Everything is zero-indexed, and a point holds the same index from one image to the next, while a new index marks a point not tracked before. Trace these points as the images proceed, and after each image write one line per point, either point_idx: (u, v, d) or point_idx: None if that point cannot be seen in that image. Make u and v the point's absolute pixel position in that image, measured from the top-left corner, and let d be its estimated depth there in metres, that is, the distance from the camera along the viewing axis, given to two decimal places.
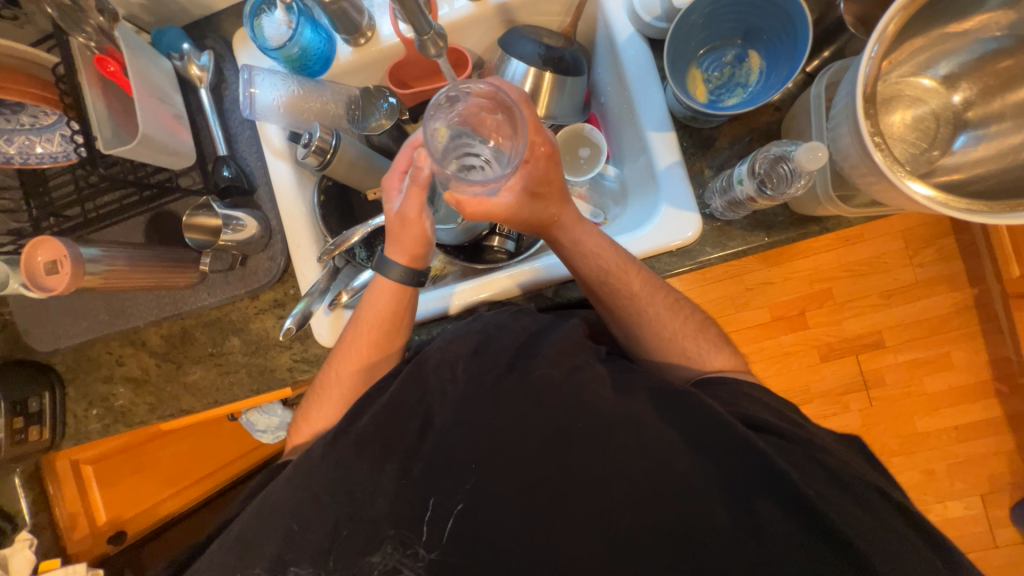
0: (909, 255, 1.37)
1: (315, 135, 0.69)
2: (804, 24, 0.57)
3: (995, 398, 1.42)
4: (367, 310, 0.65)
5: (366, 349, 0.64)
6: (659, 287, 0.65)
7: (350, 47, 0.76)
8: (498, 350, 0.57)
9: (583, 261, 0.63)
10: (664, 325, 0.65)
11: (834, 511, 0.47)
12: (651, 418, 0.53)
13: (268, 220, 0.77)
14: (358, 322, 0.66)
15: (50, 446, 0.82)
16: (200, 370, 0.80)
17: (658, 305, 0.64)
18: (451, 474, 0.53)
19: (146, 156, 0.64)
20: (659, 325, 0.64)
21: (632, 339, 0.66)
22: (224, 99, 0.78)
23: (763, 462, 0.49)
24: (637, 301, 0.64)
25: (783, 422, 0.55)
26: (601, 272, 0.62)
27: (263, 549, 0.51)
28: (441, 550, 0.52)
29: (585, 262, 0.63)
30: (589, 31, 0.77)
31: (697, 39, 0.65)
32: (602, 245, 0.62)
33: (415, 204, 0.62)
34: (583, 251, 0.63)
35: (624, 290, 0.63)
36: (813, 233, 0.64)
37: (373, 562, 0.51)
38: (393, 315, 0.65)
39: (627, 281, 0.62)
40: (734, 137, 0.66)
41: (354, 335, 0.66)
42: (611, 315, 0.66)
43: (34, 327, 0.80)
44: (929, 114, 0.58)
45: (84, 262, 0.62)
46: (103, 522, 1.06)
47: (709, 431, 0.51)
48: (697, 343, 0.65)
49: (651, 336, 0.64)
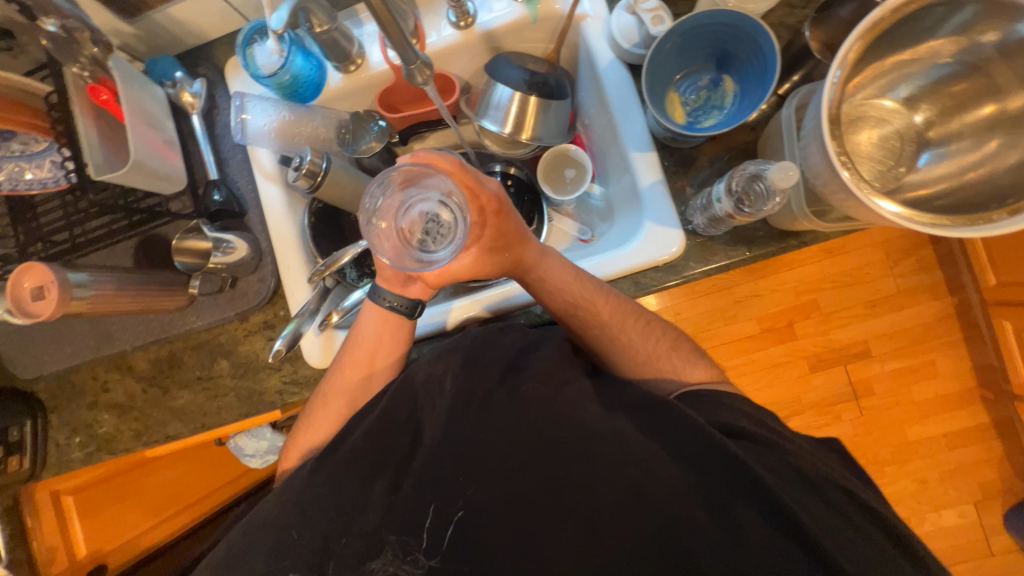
0: (889, 266, 1.41)
1: (306, 159, 0.71)
2: (773, 51, 0.60)
3: (980, 405, 1.44)
4: (358, 339, 0.66)
5: (356, 370, 0.65)
6: (631, 311, 0.66)
7: (340, 74, 0.78)
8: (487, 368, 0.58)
9: (557, 295, 0.64)
10: (648, 344, 0.66)
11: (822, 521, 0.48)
12: (640, 432, 0.54)
13: (259, 242, 0.77)
14: (349, 349, 0.66)
15: (29, 478, 0.79)
16: (188, 394, 0.79)
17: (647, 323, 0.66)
18: (443, 495, 0.53)
19: (137, 181, 0.65)
20: (642, 344, 0.65)
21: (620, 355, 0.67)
22: (215, 124, 0.80)
23: (752, 474, 0.49)
24: (608, 333, 0.65)
25: (769, 434, 0.55)
26: (568, 305, 0.64)
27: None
28: (442, 557, 0.51)
29: (553, 301, 0.64)
30: (572, 57, 0.80)
31: (673, 64, 0.68)
32: (572, 279, 0.63)
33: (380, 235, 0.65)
34: (549, 291, 0.64)
35: (595, 319, 0.64)
36: (791, 247, 0.66)
37: (372, 569, 0.50)
38: (383, 341, 0.66)
39: (598, 315, 0.64)
40: (713, 157, 0.68)
41: (344, 362, 0.65)
42: (584, 340, 0.67)
43: (17, 353, 0.79)
44: (894, 133, 0.61)
45: (72, 287, 0.61)
46: (83, 556, 1.02)
47: (695, 444, 0.52)
48: (684, 357, 0.66)
49: (639, 353, 0.65)
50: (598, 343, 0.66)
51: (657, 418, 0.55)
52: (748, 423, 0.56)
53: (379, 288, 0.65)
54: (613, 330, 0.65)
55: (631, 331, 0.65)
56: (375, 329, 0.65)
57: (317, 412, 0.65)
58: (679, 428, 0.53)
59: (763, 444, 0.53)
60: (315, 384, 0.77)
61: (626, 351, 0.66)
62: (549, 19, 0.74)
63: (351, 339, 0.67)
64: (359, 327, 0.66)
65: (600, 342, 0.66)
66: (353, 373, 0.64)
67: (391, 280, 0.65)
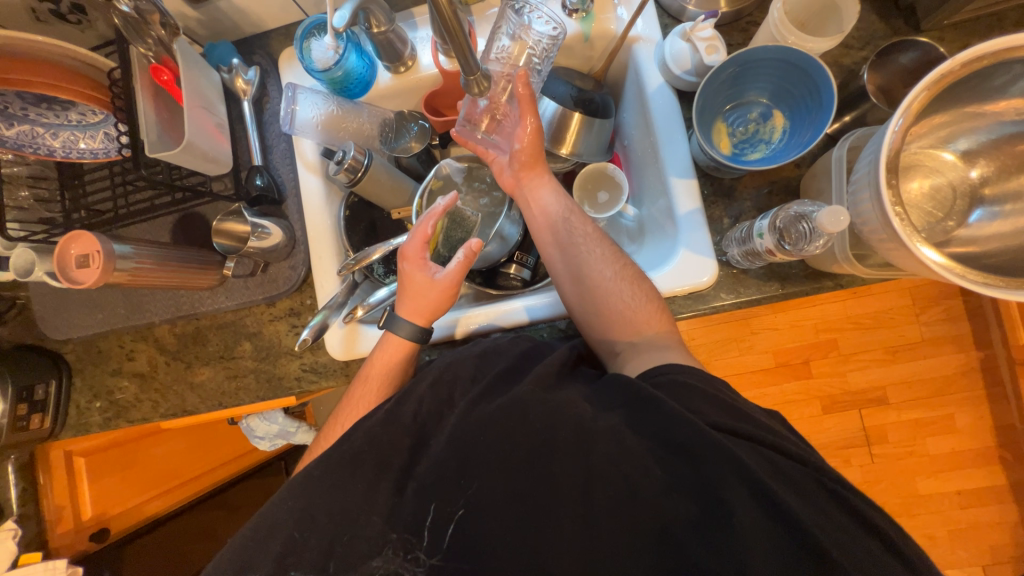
0: (915, 314, 1.40)
1: (349, 154, 0.72)
2: (829, 92, 0.59)
3: (999, 466, 1.39)
4: (371, 366, 0.65)
5: (362, 398, 0.64)
6: (621, 259, 0.66)
7: (390, 74, 0.79)
8: (510, 364, 0.58)
9: (541, 217, 0.71)
10: (609, 276, 0.64)
11: (881, 566, 0.41)
12: (628, 432, 0.49)
13: (293, 230, 0.79)
14: (360, 383, 0.65)
15: (47, 436, 0.82)
16: (208, 372, 0.80)
17: (631, 296, 0.62)
18: (448, 485, 0.51)
19: (187, 162, 0.67)
20: (604, 271, 0.64)
21: (597, 317, 0.64)
22: (264, 111, 0.81)
23: (809, 510, 0.43)
24: (597, 269, 0.64)
25: (796, 446, 0.49)
26: (561, 214, 0.69)
27: (256, 565, 0.50)
28: (442, 555, 0.49)
29: (545, 216, 0.70)
30: (619, 77, 0.80)
31: (724, 95, 0.68)
32: (556, 201, 0.70)
33: (453, 277, 0.65)
34: (543, 206, 0.70)
35: (580, 235, 0.67)
36: (826, 288, 0.65)
37: (373, 568, 0.49)
38: (397, 374, 0.65)
39: (579, 238, 0.67)
40: (754, 190, 0.68)
41: (357, 394, 0.64)
42: (568, 274, 0.66)
43: (50, 314, 0.82)
44: (946, 185, 0.60)
45: (115, 258, 0.63)
46: (89, 518, 1.00)
47: (686, 443, 0.46)
48: (640, 296, 0.62)
49: (617, 321, 0.62)
50: (570, 268, 0.66)
51: (639, 411, 0.50)
52: (747, 411, 0.51)
53: (394, 321, 0.66)
54: (583, 255, 0.66)
55: (596, 256, 0.66)
56: (384, 361, 0.65)
57: (328, 432, 0.65)
58: (653, 418, 0.49)
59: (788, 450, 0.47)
60: (333, 374, 0.77)
61: (600, 306, 0.63)
62: (602, 38, 0.74)
63: (359, 378, 0.66)
64: (370, 365, 0.66)
65: (570, 269, 0.66)
66: (358, 407, 0.63)
67: (421, 312, 0.66)
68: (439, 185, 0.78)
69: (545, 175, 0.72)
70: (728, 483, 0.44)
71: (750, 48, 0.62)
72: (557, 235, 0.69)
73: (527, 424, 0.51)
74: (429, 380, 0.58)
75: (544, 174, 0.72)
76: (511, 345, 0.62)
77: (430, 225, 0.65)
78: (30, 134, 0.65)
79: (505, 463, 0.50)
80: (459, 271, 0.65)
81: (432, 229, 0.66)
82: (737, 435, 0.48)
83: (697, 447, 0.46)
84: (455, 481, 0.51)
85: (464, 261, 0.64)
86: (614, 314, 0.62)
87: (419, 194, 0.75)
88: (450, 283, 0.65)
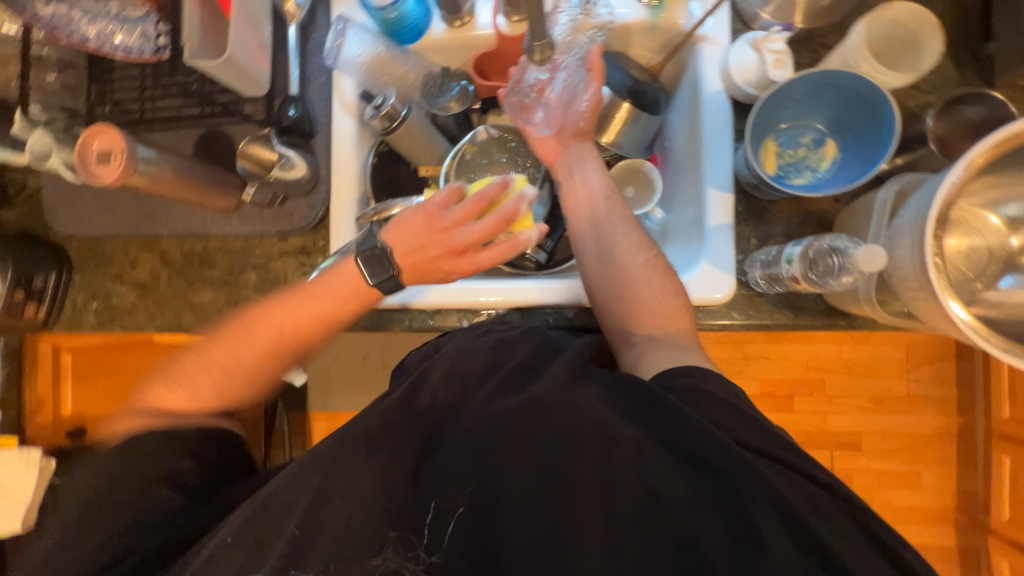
0: (906, 369, 1.42)
1: (388, 101, 0.71)
2: (892, 128, 0.57)
3: (951, 527, 1.43)
4: (304, 288, 0.67)
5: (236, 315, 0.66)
6: (651, 249, 0.67)
7: (445, 26, 0.76)
8: (525, 360, 0.57)
9: (581, 189, 0.70)
10: (640, 262, 0.66)
11: None
12: (650, 444, 0.49)
13: (318, 168, 0.77)
14: (282, 302, 0.67)
15: (41, 327, 0.81)
16: (210, 294, 0.80)
17: (658, 285, 0.64)
18: (458, 472, 0.52)
19: (225, 76, 0.66)
20: (635, 257, 0.66)
21: (620, 303, 0.65)
22: (308, 39, 0.78)
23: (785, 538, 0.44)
24: (628, 253, 0.66)
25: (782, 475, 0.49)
26: (602, 191, 0.69)
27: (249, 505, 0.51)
28: (443, 554, 0.50)
29: (585, 190, 0.70)
30: (675, 75, 0.77)
31: (782, 112, 0.65)
32: (599, 177, 0.70)
33: (484, 257, 0.66)
34: (585, 178, 0.70)
35: (618, 216, 0.68)
36: (837, 326, 0.65)
37: (372, 566, 0.50)
38: (325, 297, 0.66)
39: (616, 218, 0.68)
40: (787, 216, 0.67)
41: (253, 312, 0.66)
42: (598, 254, 0.67)
43: (61, 207, 0.81)
44: (984, 247, 0.59)
45: (137, 160, 0.63)
46: (67, 414, 1.02)
47: (699, 450, 0.48)
48: (667, 288, 0.64)
49: (639, 308, 0.64)
50: (600, 248, 0.67)
51: (652, 415, 0.51)
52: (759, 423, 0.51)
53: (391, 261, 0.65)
54: (617, 237, 0.67)
55: (630, 240, 0.67)
56: (326, 284, 0.66)
57: (180, 357, 0.66)
58: (671, 425, 0.49)
59: (782, 483, 0.46)
60: None
61: (624, 291, 0.65)
62: (667, 30, 0.71)
63: (281, 303, 0.67)
64: (321, 305, 0.66)
65: (601, 247, 0.68)
66: (259, 339, 0.65)
67: (421, 270, 0.66)
68: (472, 151, 0.77)
69: (589, 146, 0.72)
70: (742, 497, 0.46)
71: (825, 69, 0.59)
72: (594, 212, 0.69)
73: (541, 411, 0.52)
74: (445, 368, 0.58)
75: (591, 147, 0.72)
76: (523, 338, 0.61)
77: (491, 193, 0.65)
78: (64, 17, 0.64)
79: (494, 436, 0.52)
80: (490, 255, 0.66)
81: (489, 199, 0.65)
82: (745, 447, 0.49)
83: (708, 455, 0.47)
84: (457, 451, 0.52)
85: (501, 244, 0.65)
86: (638, 302, 0.64)
87: (451, 156, 0.75)
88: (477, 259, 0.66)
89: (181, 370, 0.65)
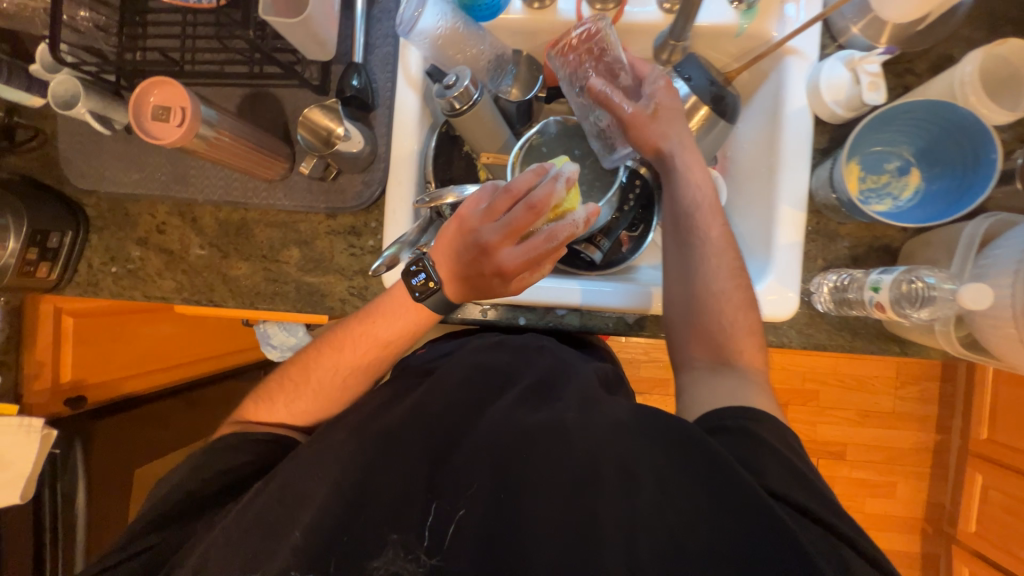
0: (895, 387, 1.49)
1: (463, 82, 0.65)
2: (988, 164, 0.57)
3: (918, 535, 1.53)
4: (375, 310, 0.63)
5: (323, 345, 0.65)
6: (738, 273, 0.64)
7: (523, 7, 0.72)
8: (537, 379, 0.59)
9: (670, 204, 0.68)
10: (722, 290, 0.63)
11: None
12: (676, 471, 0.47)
13: (376, 144, 0.72)
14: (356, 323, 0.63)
15: (51, 288, 0.74)
16: (246, 268, 0.75)
17: (737, 317, 0.62)
18: (480, 477, 0.49)
19: (297, 36, 0.61)
20: (717, 284, 0.63)
21: (692, 329, 0.63)
22: (373, 5, 0.73)
23: (801, 571, 0.41)
24: (712, 277, 0.63)
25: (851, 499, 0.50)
26: (696, 204, 0.66)
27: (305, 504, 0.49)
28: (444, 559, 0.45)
29: (675, 204, 0.67)
30: (749, 85, 0.76)
31: (872, 136, 0.66)
32: (694, 190, 0.67)
33: (527, 254, 0.54)
34: (678, 192, 0.67)
35: (705, 235, 0.65)
36: (891, 352, 0.66)
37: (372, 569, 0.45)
38: (396, 320, 0.62)
39: (703, 238, 0.65)
40: (855, 240, 0.67)
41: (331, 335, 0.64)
42: (678, 273, 0.65)
43: (78, 159, 0.74)
44: None
45: (200, 120, 0.58)
46: (66, 381, 0.93)
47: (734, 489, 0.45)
48: (744, 322, 0.62)
49: (713, 336, 0.62)
50: (682, 269, 0.65)
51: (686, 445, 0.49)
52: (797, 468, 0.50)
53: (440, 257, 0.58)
54: (703, 258, 0.64)
55: (715, 263, 0.64)
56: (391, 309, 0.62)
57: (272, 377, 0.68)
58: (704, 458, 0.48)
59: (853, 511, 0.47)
60: None
61: (702, 318, 0.63)
62: (755, 38, 0.69)
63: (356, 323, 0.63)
64: (373, 327, 0.62)
65: (683, 267, 0.65)
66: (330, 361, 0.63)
67: (467, 269, 0.57)
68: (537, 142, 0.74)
69: (691, 150, 0.67)
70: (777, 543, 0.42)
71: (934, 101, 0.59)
72: (681, 229, 0.66)
73: (562, 435, 0.50)
74: (465, 380, 0.58)
75: (694, 154, 0.67)
76: (540, 355, 0.64)
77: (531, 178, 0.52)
78: None
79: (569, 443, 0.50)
80: (534, 252, 0.54)
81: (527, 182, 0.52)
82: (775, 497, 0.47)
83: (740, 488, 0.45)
84: (507, 457, 0.50)
85: (543, 236, 0.54)
86: (713, 332, 0.62)
87: (517, 147, 0.72)
88: (521, 256, 0.54)
89: (275, 409, 0.65)
